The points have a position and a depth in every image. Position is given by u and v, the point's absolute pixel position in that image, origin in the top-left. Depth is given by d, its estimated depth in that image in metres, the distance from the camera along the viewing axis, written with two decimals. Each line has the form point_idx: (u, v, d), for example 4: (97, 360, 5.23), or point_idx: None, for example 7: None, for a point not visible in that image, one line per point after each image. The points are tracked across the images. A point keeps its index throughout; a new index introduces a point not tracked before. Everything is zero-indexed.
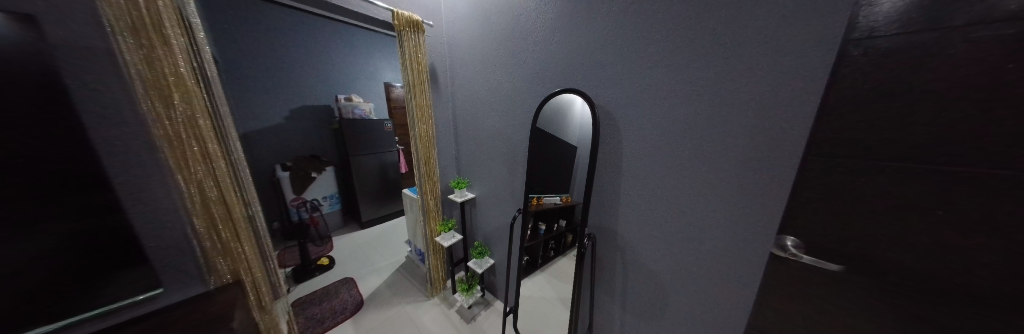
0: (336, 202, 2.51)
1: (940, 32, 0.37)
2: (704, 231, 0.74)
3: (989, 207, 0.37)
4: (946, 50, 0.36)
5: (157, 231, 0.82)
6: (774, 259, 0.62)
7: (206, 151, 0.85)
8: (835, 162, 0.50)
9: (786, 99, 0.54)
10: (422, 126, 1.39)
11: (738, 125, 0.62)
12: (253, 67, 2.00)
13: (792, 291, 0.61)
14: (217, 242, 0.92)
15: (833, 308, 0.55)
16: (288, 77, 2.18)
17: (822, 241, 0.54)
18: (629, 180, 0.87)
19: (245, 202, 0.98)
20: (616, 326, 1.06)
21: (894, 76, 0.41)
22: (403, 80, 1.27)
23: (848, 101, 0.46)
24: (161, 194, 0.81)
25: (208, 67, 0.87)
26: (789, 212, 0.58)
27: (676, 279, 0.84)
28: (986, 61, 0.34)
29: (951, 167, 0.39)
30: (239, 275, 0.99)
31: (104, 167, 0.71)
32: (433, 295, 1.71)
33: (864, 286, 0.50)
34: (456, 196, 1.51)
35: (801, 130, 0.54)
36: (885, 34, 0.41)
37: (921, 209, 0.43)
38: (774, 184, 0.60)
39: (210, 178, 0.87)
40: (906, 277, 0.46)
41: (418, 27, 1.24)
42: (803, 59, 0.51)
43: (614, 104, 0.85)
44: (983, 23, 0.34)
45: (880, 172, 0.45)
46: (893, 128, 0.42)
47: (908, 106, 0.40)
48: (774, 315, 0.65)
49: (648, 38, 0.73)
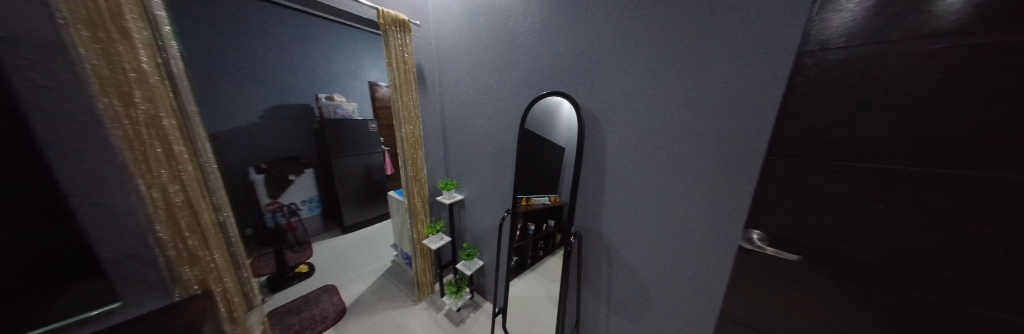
0: (316, 206, 2.38)
1: (879, 45, 0.42)
2: (684, 228, 0.78)
3: (921, 202, 0.43)
4: (889, 61, 0.42)
5: (112, 241, 0.79)
6: (742, 251, 0.67)
7: (172, 153, 0.80)
8: (795, 161, 0.55)
9: (752, 104, 0.59)
10: (409, 126, 1.36)
11: (707, 130, 0.67)
12: (226, 63, 1.79)
13: (758, 281, 0.66)
14: (182, 251, 0.86)
15: (795, 294, 0.61)
16: (263, 73, 1.98)
17: (784, 235, 0.60)
18: (612, 180, 0.91)
19: (215, 207, 0.92)
20: (601, 322, 1.09)
21: (842, 85, 0.46)
22: (389, 80, 1.25)
23: (805, 106, 0.51)
24: (119, 201, 0.77)
25: (177, 64, 0.81)
26: (756, 210, 0.63)
27: (655, 274, 0.88)
28: (922, 70, 0.39)
29: (889, 165, 0.45)
30: (208, 286, 0.94)
31: (58, 175, 0.69)
32: (420, 299, 1.68)
33: (821, 274, 0.56)
34: (445, 198, 1.48)
35: (762, 134, 0.59)
36: (838, 46, 0.46)
37: (866, 204, 0.48)
38: (739, 182, 0.65)
39: (176, 182, 0.82)
40: (854, 267, 0.52)
41: (405, 27, 1.23)
42: (764, 68, 0.56)
43: (599, 107, 0.87)
44: (916, 39, 0.39)
45: (835, 170, 0.51)
46: (842, 130, 0.48)
47: (853, 111, 0.46)
48: (743, 303, 0.70)
49: (632, 45, 0.75)
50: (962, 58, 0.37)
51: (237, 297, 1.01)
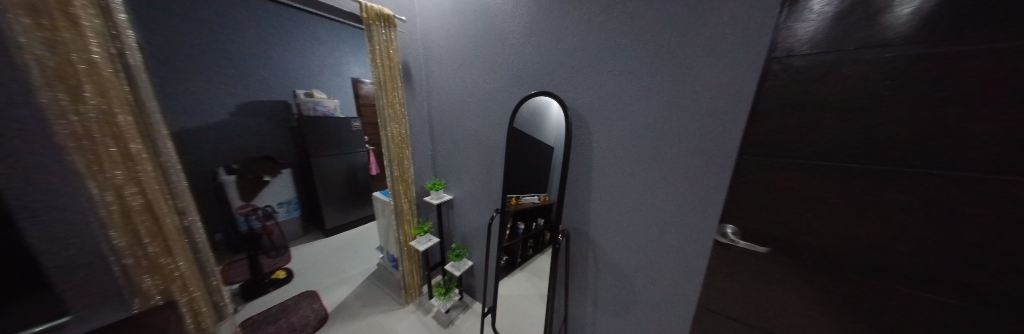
0: (294, 208, 2.18)
1: (835, 54, 0.47)
2: (665, 225, 0.81)
3: (870, 196, 0.49)
4: (846, 68, 0.46)
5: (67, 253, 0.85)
6: (717, 245, 0.71)
7: (128, 152, 0.74)
8: (765, 159, 0.59)
9: (723, 106, 0.63)
10: (395, 125, 1.32)
11: (684, 130, 0.70)
12: (186, 52, 1.49)
13: (730, 272, 0.71)
14: (141, 258, 0.81)
15: (763, 280, 0.66)
16: (233, 66, 1.70)
17: (753, 228, 0.65)
18: (599, 179, 0.92)
19: (178, 210, 0.86)
20: (589, 318, 1.11)
21: (806, 89, 0.51)
22: (373, 76, 1.20)
23: (773, 109, 0.56)
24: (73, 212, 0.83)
25: (135, 55, 0.74)
26: (731, 207, 0.67)
27: (639, 269, 0.91)
28: (873, 76, 0.44)
29: (842, 163, 0.50)
30: (172, 295, 0.89)
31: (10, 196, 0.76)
32: (408, 302, 1.64)
33: (784, 262, 0.62)
34: (433, 198, 1.45)
35: (732, 135, 0.63)
36: (801, 54, 0.51)
37: (823, 198, 0.54)
38: (713, 180, 0.69)
39: (133, 184, 0.76)
40: (815, 256, 0.57)
41: (390, 22, 1.20)
42: (730, 73, 0.61)
43: (585, 107, 0.89)
44: (870, 49, 0.44)
45: (797, 168, 0.56)
46: (804, 131, 0.53)
47: (814, 115, 0.51)
48: (717, 293, 0.75)
49: (617, 47, 0.77)
50: (902, 68, 0.41)
51: (205, 307, 0.96)
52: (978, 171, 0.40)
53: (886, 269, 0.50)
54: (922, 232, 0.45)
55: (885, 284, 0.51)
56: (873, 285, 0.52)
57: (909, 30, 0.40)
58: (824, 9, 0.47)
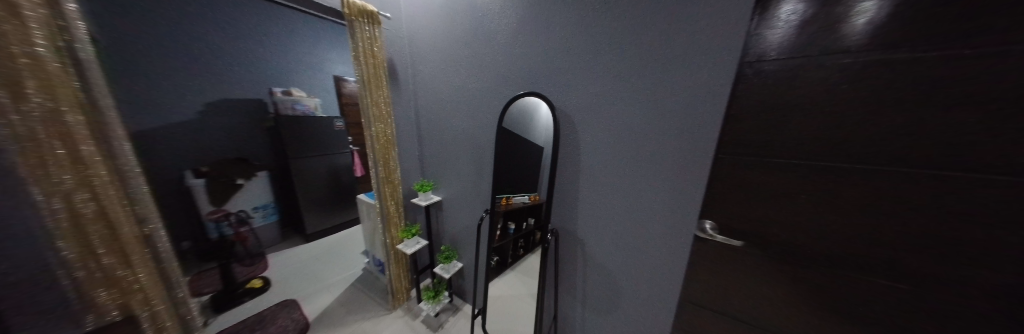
0: (272, 212, 1.95)
1: (802, 59, 0.51)
2: (649, 222, 0.84)
3: (831, 191, 0.54)
4: (812, 73, 0.51)
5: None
6: (698, 240, 0.75)
7: (78, 155, 0.67)
8: (743, 158, 0.63)
9: (701, 108, 0.66)
10: (379, 124, 1.29)
11: (664, 131, 0.73)
12: (138, 38, 1.21)
13: (708, 265, 0.75)
14: (95, 270, 0.74)
15: (736, 271, 0.71)
16: (200, 55, 1.42)
17: (730, 224, 0.69)
18: (586, 178, 0.94)
19: (138, 218, 0.79)
20: (578, 316, 1.13)
21: (777, 92, 0.55)
22: (356, 75, 1.16)
23: (749, 110, 0.59)
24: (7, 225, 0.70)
25: (85, 48, 0.67)
26: (710, 203, 0.70)
27: (624, 266, 0.94)
28: (836, 81, 0.48)
29: (808, 161, 0.55)
30: (131, 310, 0.82)
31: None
32: (395, 307, 1.60)
33: (756, 254, 0.67)
34: (421, 200, 1.42)
35: (709, 135, 0.67)
36: (772, 59, 0.55)
37: (792, 193, 0.58)
38: (692, 179, 0.72)
39: (85, 189, 0.69)
40: (783, 246, 0.62)
41: (374, 19, 1.16)
42: (707, 75, 0.64)
43: (572, 108, 0.90)
44: (835, 55, 0.48)
45: (767, 166, 0.60)
46: (774, 132, 0.57)
47: (784, 116, 0.55)
48: (697, 286, 0.79)
49: (602, 49, 0.79)
50: (858, 73, 0.46)
51: (170, 321, 0.90)
52: (910, 165, 0.45)
53: (843, 257, 0.55)
54: (873, 222, 0.50)
55: (844, 272, 0.56)
56: (833, 272, 0.57)
57: (863, 39, 0.45)
58: (789, 18, 0.51)
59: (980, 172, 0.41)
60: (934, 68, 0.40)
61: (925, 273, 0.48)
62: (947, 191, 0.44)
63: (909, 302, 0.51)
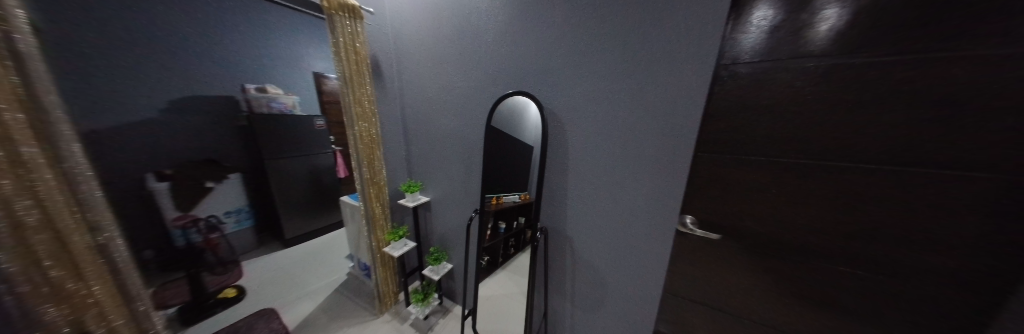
0: (246, 217, 1.78)
1: (772, 62, 0.56)
2: (633, 219, 0.86)
3: (794, 183, 0.60)
4: (779, 75, 0.56)
5: None
6: (679, 234, 0.78)
7: (16, 156, 0.58)
8: (720, 156, 0.67)
9: (682, 109, 0.68)
10: (363, 124, 1.24)
11: (648, 130, 0.75)
12: (90, 25, 1.04)
13: (687, 257, 0.79)
14: (40, 283, 0.64)
15: (712, 261, 0.76)
16: (168, 46, 1.25)
17: (709, 218, 0.73)
18: (574, 177, 0.95)
19: (90, 224, 0.71)
20: (567, 313, 1.15)
21: (750, 92, 0.60)
22: (336, 71, 1.11)
23: (727, 110, 0.63)
24: None
25: (27, 39, 0.58)
26: (690, 199, 0.74)
27: (610, 262, 0.96)
28: (797, 83, 0.54)
29: (776, 157, 0.61)
30: (84, 327, 0.72)
31: None
32: (383, 311, 1.56)
33: (730, 245, 0.72)
34: (408, 201, 1.38)
35: (687, 136, 0.69)
36: (744, 61, 0.59)
37: (762, 186, 0.64)
38: (673, 177, 0.75)
39: (25, 195, 0.60)
40: (756, 236, 0.68)
41: (356, 13, 1.12)
42: (685, 78, 0.66)
43: (560, 107, 0.91)
44: (798, 59, 0.53)
45: (742, 162, 0.65)
46: (746, 130, 0.62)
47: (756, 115, 0.60)
48: (679, 278, 0.82)
49: (588, 49, 0.79)
50: (820, 75, 0.51)
51: None
52: (863, 160, 0.52)
53: (799, 244, 0.62)
54: (829, 210, 0.57)
55: (802, 256, 0.63)
56: (796, 258, 0.64)
57: (825, 43, 0.50)
58: (760, 24, 0.56)
59: (910, 165, 0.48)
60: (875, 73, 0.47)
61: (870, 257, 0.55)
62: (894, 184, 0.50)
63: (867, 286, 0.57)
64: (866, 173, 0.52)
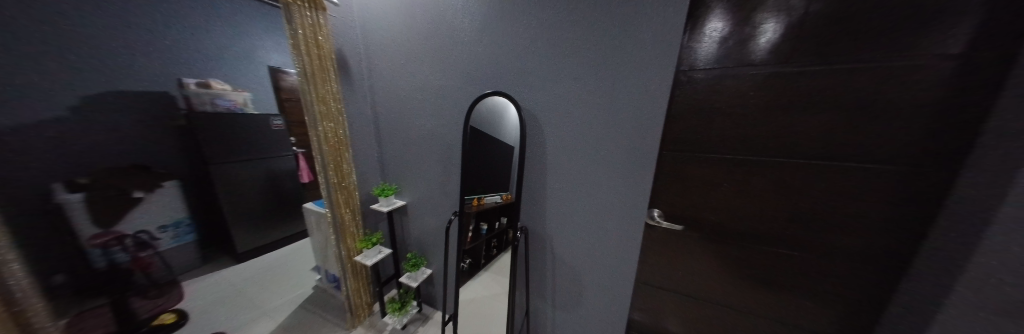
0: (187, 231, 1.50)
1: (723, 68, 0.61)
2: (607, 214, 0.89)
3: (742, 177, 0.66)
4: (729, 81, 0.61)
5: None
6: (647, 227, 0.83)
7: None
8: (681, 154, 0.72)
9: (648, 110, 0.73)
10: (327, 123, 1.14)
11: (619, 129, 0.79)
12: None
13: (654, 249, 0.85)
14: None
15: (675, 251, 0.82)
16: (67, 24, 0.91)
17: (673, 211, 0.78)
18: (552, 175, 0.96)
19: None
20: (547, 310, 1.17)
21: (706, 95, 0.65)
22: (296, 66, 1.01)
23: (686, 112, 0.68)
24: None
25: None
26: (656, 194, 0.79)
27: (586, 257, 0.99)
28: (744, 88, 0.60)
29: (726, 154, 0.67)
30: None
31: None
32: (356, 323, 1.47)
33: (689, 235, 0.78)
34: (382, 205, 1.31)
35: (652, 135, 0.74)
36: (700, 67, 0.64)
37: (716, 180, 0.70)
38: (640, 174, 0.79)
39: None
40: (712, 226, 0.74)
41: (317, 4, 1.03)
42: (650, 82, 0.70)
43: (536, 108, 0.91)
44: (744, 67, 0.59)
45: (699, 159, 0.71)
46: (700, 130, 0.68)
47: (710, 116, 0.66)
48: (647, 269, 0.88)
49: (562, 50, 0.81)
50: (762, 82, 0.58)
51: None
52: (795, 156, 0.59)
53: (746, 231, 0.70)
54: (769, 200, 0.64)
55: (747, 242, 0.70)
56: (743, 243, 0.71)
57: (766, 54, 0.56)
58: (713, 35, 0.60)
59: (828, 160, 0.56)
60: (804, 81, 0.54)
61: (799, 239, 0.64)
62: (817, 176, 0.58)
63: (799, 266, 0.66)
64: (797, 167, 0.60)
